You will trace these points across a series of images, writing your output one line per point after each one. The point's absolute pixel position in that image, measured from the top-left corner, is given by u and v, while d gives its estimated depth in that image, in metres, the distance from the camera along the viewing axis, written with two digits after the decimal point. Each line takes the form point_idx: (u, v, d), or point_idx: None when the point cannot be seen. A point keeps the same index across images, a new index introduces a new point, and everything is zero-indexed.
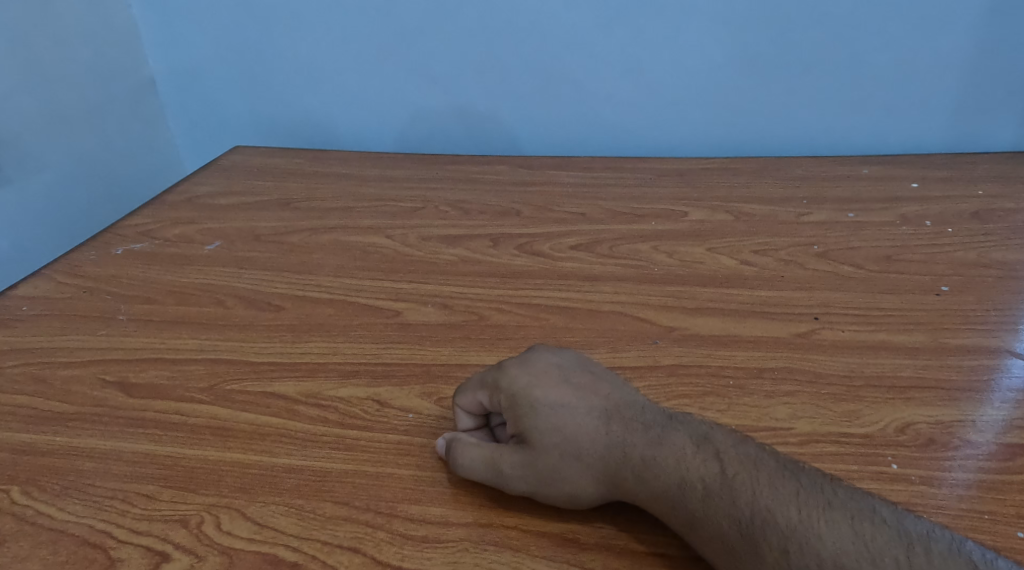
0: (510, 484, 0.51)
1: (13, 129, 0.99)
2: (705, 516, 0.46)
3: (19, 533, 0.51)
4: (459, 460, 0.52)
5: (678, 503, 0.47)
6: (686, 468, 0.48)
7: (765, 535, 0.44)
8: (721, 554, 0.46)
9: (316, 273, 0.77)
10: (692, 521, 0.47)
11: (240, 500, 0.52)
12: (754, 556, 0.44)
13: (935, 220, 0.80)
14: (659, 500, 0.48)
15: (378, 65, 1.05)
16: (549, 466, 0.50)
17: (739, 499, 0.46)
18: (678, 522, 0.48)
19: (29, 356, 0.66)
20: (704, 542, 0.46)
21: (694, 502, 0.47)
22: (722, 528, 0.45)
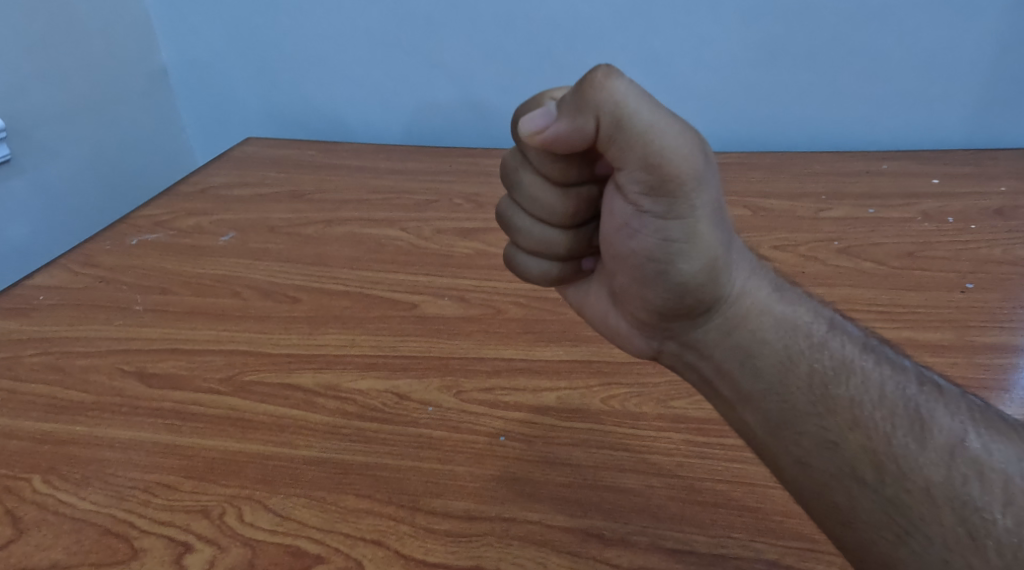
0: (676, 166, 0.47)
1: (28, 118, 0.99)
2: (860, 368, 0.45)
3: (41, 521, 0.51)
4: (629, 92, 0.45)
5: (828, 343, 0.46)
6: (825, 340, 0.47)
7: (931, 409, 0.42)
8: (861, 414, 0.43)
9: (331, 265, 0.77)
10: (840, 369, 0.45)
11: (262, 491, 0.52)
12: (898, 441, 0.42)
13: (958, 216, 0.80)
14: (799, 337, 0.47)
15: (391, 56, 1.04)
16: (708, 209, 0.48)
17: (884, 380, 0.44)
18: (821, 366, 0.46)
19: (46, 345, 0.66)
20: (845, 402, 0.44)
21: (830, 374, 0.45)
22: (864, 407, 0.43)
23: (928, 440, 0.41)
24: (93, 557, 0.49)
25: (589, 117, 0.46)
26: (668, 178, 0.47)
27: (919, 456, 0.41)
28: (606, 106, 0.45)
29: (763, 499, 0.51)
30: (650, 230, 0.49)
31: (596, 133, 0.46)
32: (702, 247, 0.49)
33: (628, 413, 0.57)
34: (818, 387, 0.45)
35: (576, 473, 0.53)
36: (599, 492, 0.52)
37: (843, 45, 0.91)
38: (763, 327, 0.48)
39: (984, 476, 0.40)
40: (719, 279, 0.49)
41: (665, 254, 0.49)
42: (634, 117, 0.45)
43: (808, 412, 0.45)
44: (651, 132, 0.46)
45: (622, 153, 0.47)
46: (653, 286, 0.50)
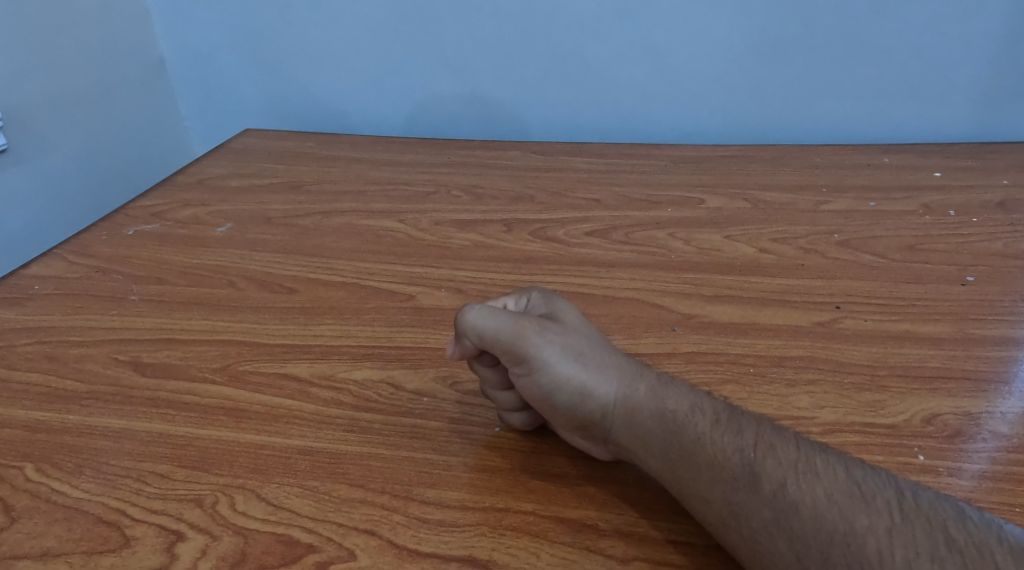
0: (524, 342, 0.51)
1: (23, 107, 0.98)
2: (709, 442, 0.48)
3: (34, 509, 0.50)
4: (477, 312, 0.51)
5: (684, 425, 0.49)
6: (680, 417, 0.49)
7: (762, 468, 0.46)
8: (717, 484, 0.46)
9: (328, 256, 0.76)
10: (693, 449, 0.48)
11: (254, 481, 0.52)
12: (746, 501, 0.45)
13: (959, 210, 0.79)
14: (664, 422, 0.49)
15: (390, 47, 1.03)
16: (562, 349, 0.52)
17: (731, 450, 0.47)
18: (677, 450, 0.48)
19: (41, 335, 0.65)
20: (702, 478, 0.47)
21: (681, 452, 0.48)
22: (713, 482, 0.46)
23: (765, 496, 0.45)
24: (85, 545, 0.48)
25: (465, 340, 0.52)
26: (520, 350, 0.51)
27: (760, 521, 0.44)
28: (470, 334, 0.52)
29: None
30: (533, 384, 0.51)
31: (478, 349, 0.53)
32: (571, 378, 0.51)
33: None
34: (681, 467, 0.48)
35: (571, 465, 0.53)
36: (593, 483, 0.51)
37: (847, 39, 0.90)
38: (635, 415, 0.50)
39: (822, 522, 0.43)
40: (595, 392, 0.51)
41: (551, 396, 0.51)
42: (484, 329, 0.51)
43: (686, 490, 0.47)
44: (496, 334, 0.51)
45: (493, 347, 0.52)
46: (558, 418, 0.52)
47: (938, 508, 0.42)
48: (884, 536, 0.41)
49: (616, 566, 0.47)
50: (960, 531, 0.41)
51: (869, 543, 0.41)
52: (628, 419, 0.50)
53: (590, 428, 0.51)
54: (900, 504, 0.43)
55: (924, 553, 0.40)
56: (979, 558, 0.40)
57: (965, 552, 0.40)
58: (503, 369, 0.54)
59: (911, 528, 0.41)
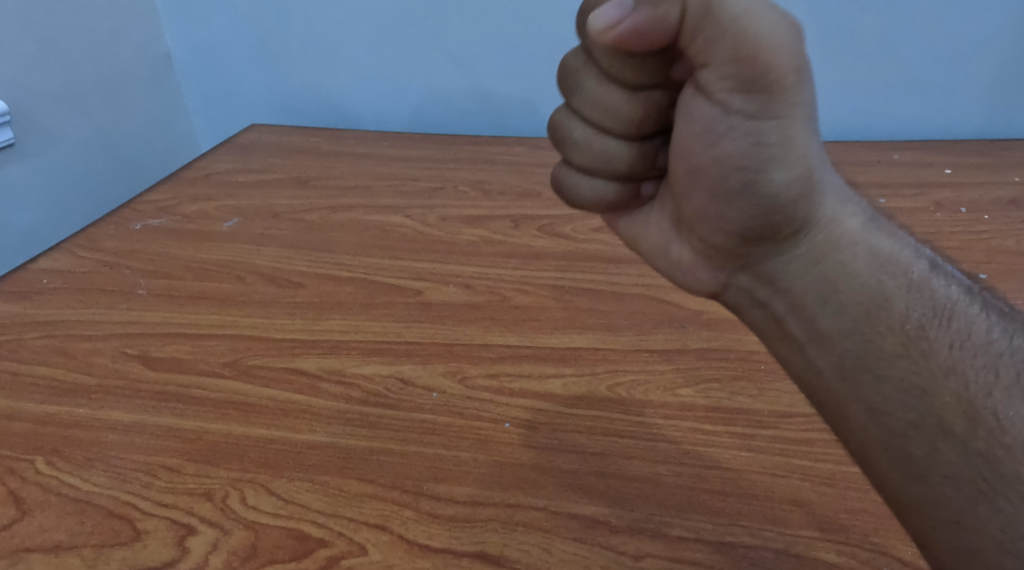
0: (773, 61, 0.44)
1: (31, 101, 0.98)
2: (957, 312, 0.44)
3: (44, 502, 0.50)
4: None
5: (922, 285, 0.45)
6: (921, 282, 0.46)
7: (981, 339, 0.43)
8: (916, 332, 0.44)
9: (336, 251, 0.76)
10: (937, 307, 0.44)
11: (264, 475, 0.52)
12: (988, 386, 0.41)
13: (971, 207, 0.79)
14: (877, 271, 0.46)
15: (397, 41, 1.03)
16: (805, 119, 0.46)
17: (977, 328, 0.43)
18: (912, 308, 0.45)
19: (50, 328, 0.66)
20: (904, 323, 0.44)
21: (919, 308, 0.45)
22: (947, 356, 0.43)
23: (1012, 388, 0.41)
24: (95, 538, 0.48)
25: (677, 5, 0.43)
26: (764, 74, 0.44)
27: (997, 410, 0.41)
28: (699, 3, 0.43)
29: (771, 488, 0.50)
30: (745, 127, 0.46)
31: (676, 29, 0.44)
32: (794, 164, 0.47)
33: (636, 400, 0.57)
34: (883, 308, 0.45)
35: (582, 460, 0.53)
36: (605, 479, 0.51)
37: (856, 36, 0.90)
38: (843, 253, 0.47)
39: None
40: (810, 212, 0.48)
41: (752, 165, 0.47)
42: (738, 13, 0.43)
43: (866, 330, 0.45)
44: (732, 21, 0.43)
45: (712, 46, 0.44)
46: (733, 204, 0.49)
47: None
48: None
49: (628, 562, 0.47)
50: None
51: None
52: (826, 253, 0.48)
53: (759, 240, 0.49)
54: None
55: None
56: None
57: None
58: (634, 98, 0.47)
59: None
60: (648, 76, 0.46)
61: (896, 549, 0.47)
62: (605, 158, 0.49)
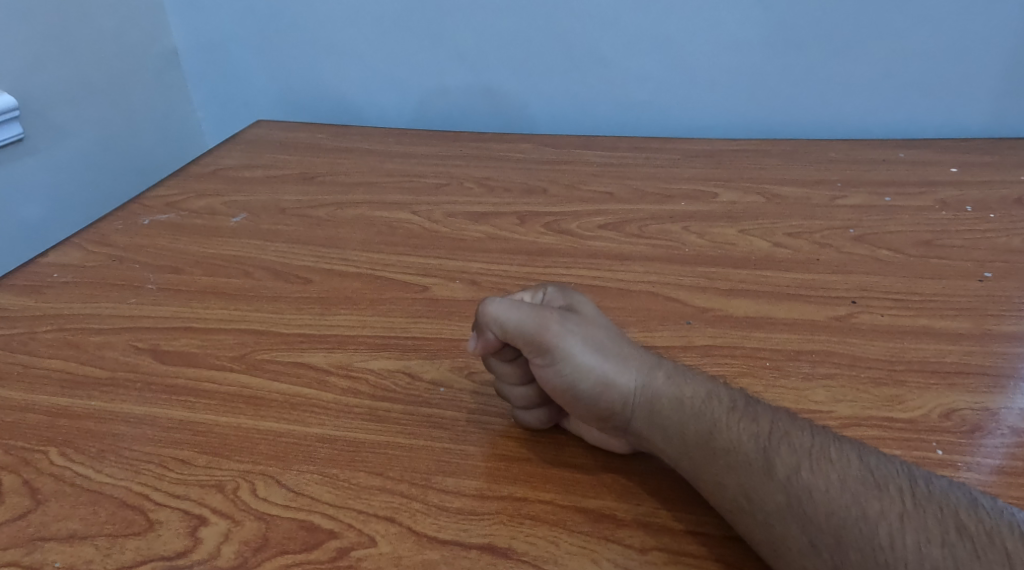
0: (549, 332, 0.51)
1: (40, 96, 0.99)
2: (724, 429, 0.48)
3: (59, 492, 0.51)
4: (498, 304, 0.52)
5: (701, 413, 0.49)
6: (689, 401, 0.50)
7: (776, 453, 0.46)
8: (733, 469, 0.46)
9: (342, 247, 0.77)
10: (709, 434, 0.48)
11: (275, 467, 0.52)
12: (761, 483, 0.45)
13: (977, 205, 0.79)
14: (682, 407, 0.49)
15: (403, 37, 1.03)
16: (580, 342, 0.51)
17: (743, 436, 0.47)
18: (694, 434, 0.48)
19: (61, 322, 0.66)
20: (713, 463, 0.47)
21: (694, 433, 0.48)
22: (728, 475, 0.46)
23: (778, 482, 0.45)
24: (109, 528, 0.49)
25: (487, 335, 0.52)
26: (535, 336, 0.51)
27: (774, 503, 0.45)
28: (492, 325, 0.52)
29: None
30: (554, 369, 0.51)
31: (500, 341, 0.53)
32: (590, 367, 0.51)
33: None
34: (694, 452, 0.48)
35: (589, 455, 0.53)
36: (611, 474, 0.52)
37: (861, 34, 0.90)
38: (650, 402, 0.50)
39: (835, 512, 0.43)
40: (615, 381, 0.51)
41: (579, 386, 0.51)
42: (508, 319, 0.51)
43: (694, 473, 0.48)
44: (517, 326, 0.51)
45: (515, 337, 0.52)
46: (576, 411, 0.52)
47: (950, 494, 0.42)
48: (895, 521, 0.42)
49: (634, 554, 0.47)
50: (969, 516, 0.41)
51: (881, 529, 0.42)
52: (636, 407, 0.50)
53: (614, 421, 0.51)
54: (912, 490, 0.43)
55: (935, 539, 0.41)
56: (986, 544, 0.40)
57: (975, 538, 0.40)
58: (521, 363, 0.53)
59: (922, 513, 0.42)
60: (513, 360, 0.54)
61: None
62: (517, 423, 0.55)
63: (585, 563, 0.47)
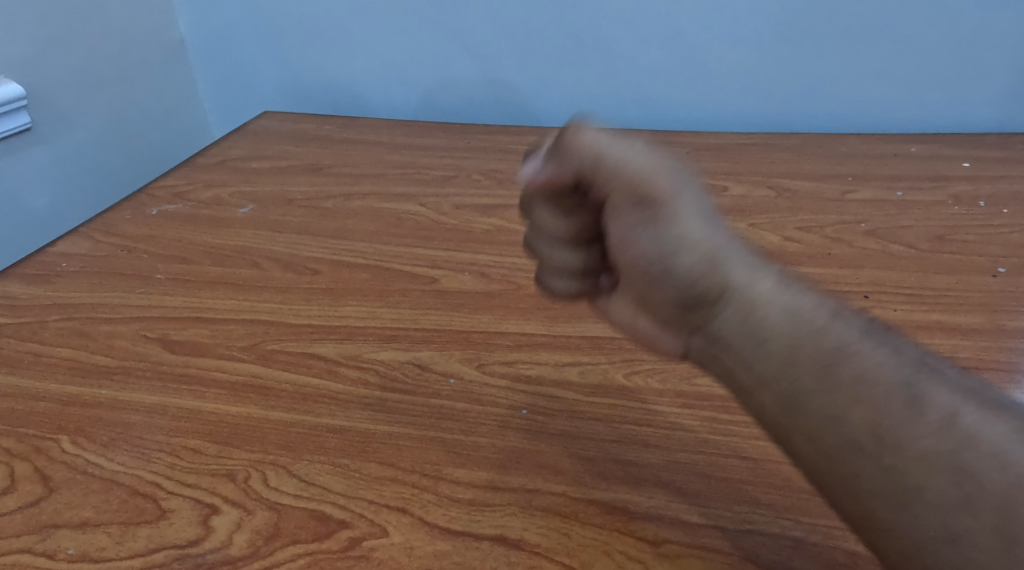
0: (654, 181, 0.46)
1: (48, 86, 0.98)
2: (857, 354, 0.41)
3: (71, 481, 0.51)
4: (596, 134, 0.46)
5: (827, 328, 0.42)
6: (811, 314, 0.43)
7: (927, 393, 0.39)
8: (865, 403, 0.39)
9: (351, 238, 0.77)
10: (837, 355, 0.41)
11: (285, 457, 0.52)
12: (903, 424, 0.38)
13: (989, 201, 0.79)
14: (801, 317, 0.42)
15: (411, 29, 1.03)
16: (689, 205, 0.47)
17: (881, 365, 0.40)
18: (815, 352, 0.41)
19: (70, 311, 0.66)
20: (840, 392, 0.40)
21: (818, 352, 0.41)
22: (856, 409, 0.39)
23: (928, 422, 0.38)
24: (122, 515, 0.49)
25: (570, 165, 0.47)
26: (638, 181, 0.46)
27: (919, 446, 0.38)
28: (583, 154, 0.46)
29: (790, 476, 0.50)
30: (647, 231, 0.47)
31: (578, 181, 0.48)
32: (698, 240, 0.46)
33: (652, 389, 0.57)
34: (812, 374, 0.41)
35: (599, 448, 0.53)
36: (623, 466, 0.52)
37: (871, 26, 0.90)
38: (761, 309, 0.43)
39: (1002, 468, 0.36)
40: (725, 265, 0.45)
41: (669, 252, 0.46)
42: (606, 153, 0.46)
43: (806, 398, 0.40)
44: (618, 165, 0.46)
45: (606, 180, 0.47)
46: (660, 286, 0.48)
47: None
48: None
49: (647, 547, 0.47)
50: None
51: None
52: (744, 309, 0.44)
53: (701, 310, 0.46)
54: None
55: None
56: None
57: None
58: (572, 223, 0.50)
59: None
60: (570, 208, 0.50)
61: None
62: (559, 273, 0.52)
63: (597, 555, 0.46)
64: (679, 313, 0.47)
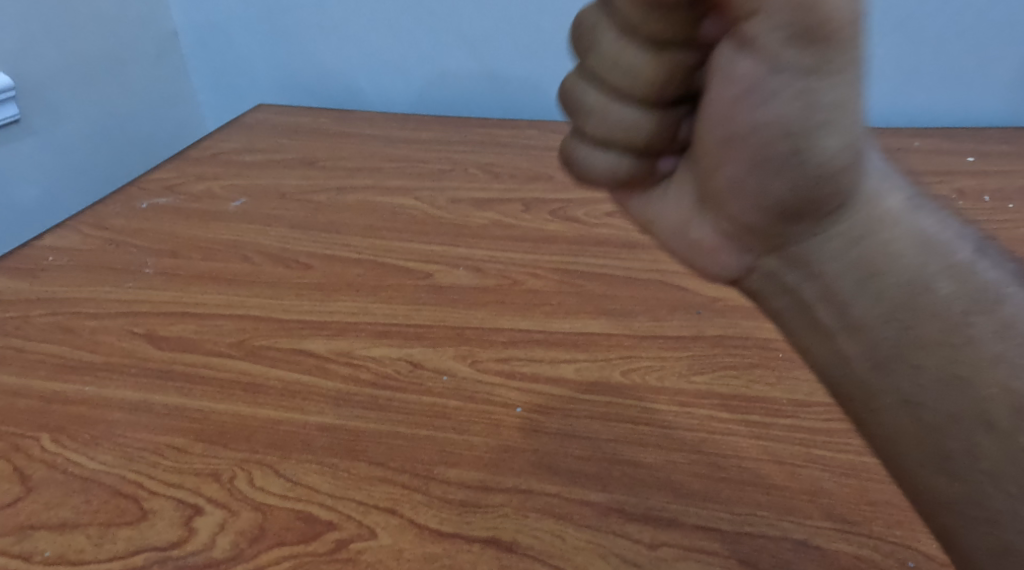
0: (834, 8, 0.35)
1: (37, 77, 0.97)
2: (1010, 301, 0.36)
3: (50, 480, 0.50)
4: None
5: (974, 269, 0.37)
6: (949, 248, 0.38)
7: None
8: (1001, 362, 0.35)
9: (344, 233, 0.75)
10: (979, 301, 0.36)
11: (273, 456, 0.51)
12: None
13: (995, 196, 0.77)
14: (940, 251, 0.37)
15: (407, 21, 1.02)
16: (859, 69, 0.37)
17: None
18: (957, 293, 0.36)
19: (56, 306, 0.65)
20: (976, 344, 0.35)
21: (959, 297, 0.36)
22: (991, 371, 0.35)
23: None
24: (102, 517, 0.48)
25: None
26: (824, 14, 0.35)
27: None
28: None
29: (790, 477, 0.49)
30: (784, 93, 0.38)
31: None
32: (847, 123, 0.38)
33: (650, 387, 0.56)
34: (935, 324, 0.36)
35: (596, 447, 0.52)
36: (620, 466, 0.50)
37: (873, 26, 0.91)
38: (892, 233, 0.38)
39: None
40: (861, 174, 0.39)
41: (804, 125, 0.38)
42: None
43: (907, 354, 0.37)
44: None
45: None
46: (774, 171, 0.40)
47: None
48: None
49: (644, 550, 0.46)
50: None
51: None
52: (872, 230, 0.38)
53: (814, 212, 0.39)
54: None
55: None
56: None
57: None
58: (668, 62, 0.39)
59: None
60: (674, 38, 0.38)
61: (920, 542, 0.45)
62: (624, 131, 0.41)
63: (592, 558, 0.45)
64: (780, 203, 0.40)
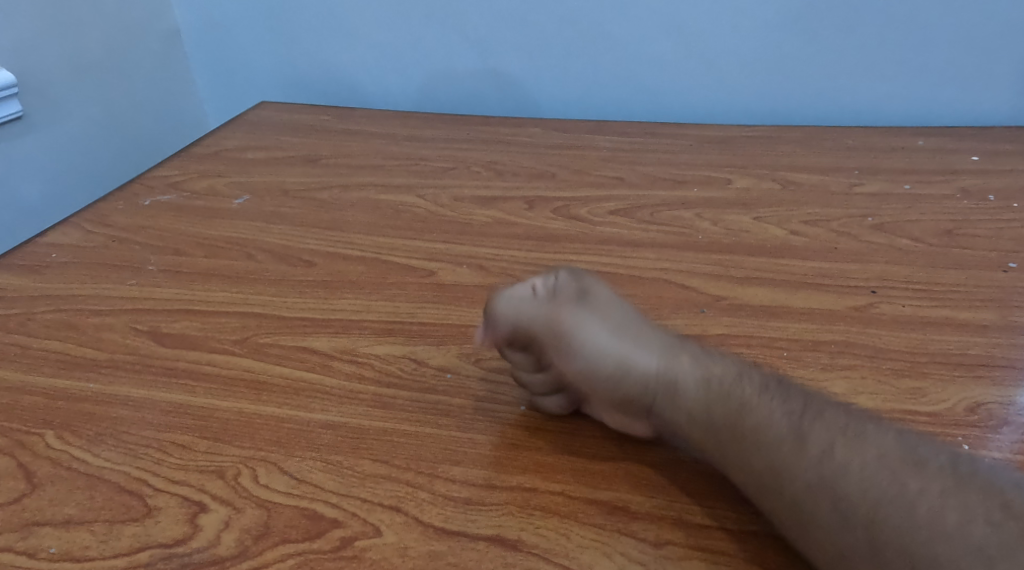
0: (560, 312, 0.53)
1: (39, 74, 0.97)
2: (757, 406, 0.46)
3: (55, 477, 0.50)
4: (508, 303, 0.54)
5: (730, 391, 0.47)
6: (710, 378, 0.49)
7: (811, 438, 0.43)
8: (761, 447, 0.44)
9: (347, 230, 0.75)
10: (736, 411, 0.46)
11: (277, 454, 0.51)
12: (794, 460, 0.43)
13: (999, 195, 0.77)
14: (707, 388, 0.48)
15: (410, 18, 1.02)
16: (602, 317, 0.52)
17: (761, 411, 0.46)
18: (720, 414, 0.47)
19: (59, 303, 0.65)
20: (743, 441, 0.45)
21: (715, 409, 0.47)
22: (753, 457, 0.45)
23: (811, 459, 0.43)
24: (106, 513, 0.48)
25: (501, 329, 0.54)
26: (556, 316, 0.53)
27: (807, 478, 0.42)
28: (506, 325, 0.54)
29: None
30: (567, 355, 0.52)
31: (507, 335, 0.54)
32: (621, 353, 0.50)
33: None
34: (723, 434, 0.46)
35: (599, 446, 0.52)
36: (624, 465, 0.50)
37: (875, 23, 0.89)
38: (669, 389, 0.49)
39: (883, 499, 0.40)
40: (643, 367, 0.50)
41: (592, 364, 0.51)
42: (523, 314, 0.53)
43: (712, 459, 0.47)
44: (532, 320, 0.53)
45: (529, 330, 0.53)
46: (603, 409, 0.52)
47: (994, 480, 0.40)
48: (938, 498, 0.39)
49: (648, 549, 0.46)
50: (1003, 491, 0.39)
51: (924, 506, 0.39)
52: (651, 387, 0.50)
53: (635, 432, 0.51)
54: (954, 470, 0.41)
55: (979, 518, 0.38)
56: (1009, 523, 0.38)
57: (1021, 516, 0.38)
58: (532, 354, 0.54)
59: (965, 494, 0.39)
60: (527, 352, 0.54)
61: None
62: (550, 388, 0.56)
63: (596, 557, 0.45)
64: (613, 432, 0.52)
